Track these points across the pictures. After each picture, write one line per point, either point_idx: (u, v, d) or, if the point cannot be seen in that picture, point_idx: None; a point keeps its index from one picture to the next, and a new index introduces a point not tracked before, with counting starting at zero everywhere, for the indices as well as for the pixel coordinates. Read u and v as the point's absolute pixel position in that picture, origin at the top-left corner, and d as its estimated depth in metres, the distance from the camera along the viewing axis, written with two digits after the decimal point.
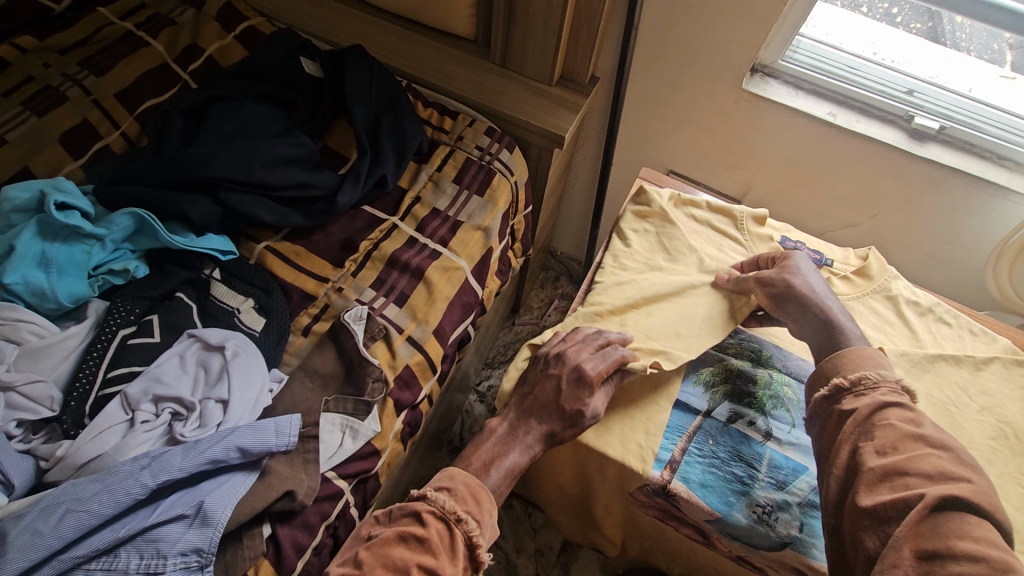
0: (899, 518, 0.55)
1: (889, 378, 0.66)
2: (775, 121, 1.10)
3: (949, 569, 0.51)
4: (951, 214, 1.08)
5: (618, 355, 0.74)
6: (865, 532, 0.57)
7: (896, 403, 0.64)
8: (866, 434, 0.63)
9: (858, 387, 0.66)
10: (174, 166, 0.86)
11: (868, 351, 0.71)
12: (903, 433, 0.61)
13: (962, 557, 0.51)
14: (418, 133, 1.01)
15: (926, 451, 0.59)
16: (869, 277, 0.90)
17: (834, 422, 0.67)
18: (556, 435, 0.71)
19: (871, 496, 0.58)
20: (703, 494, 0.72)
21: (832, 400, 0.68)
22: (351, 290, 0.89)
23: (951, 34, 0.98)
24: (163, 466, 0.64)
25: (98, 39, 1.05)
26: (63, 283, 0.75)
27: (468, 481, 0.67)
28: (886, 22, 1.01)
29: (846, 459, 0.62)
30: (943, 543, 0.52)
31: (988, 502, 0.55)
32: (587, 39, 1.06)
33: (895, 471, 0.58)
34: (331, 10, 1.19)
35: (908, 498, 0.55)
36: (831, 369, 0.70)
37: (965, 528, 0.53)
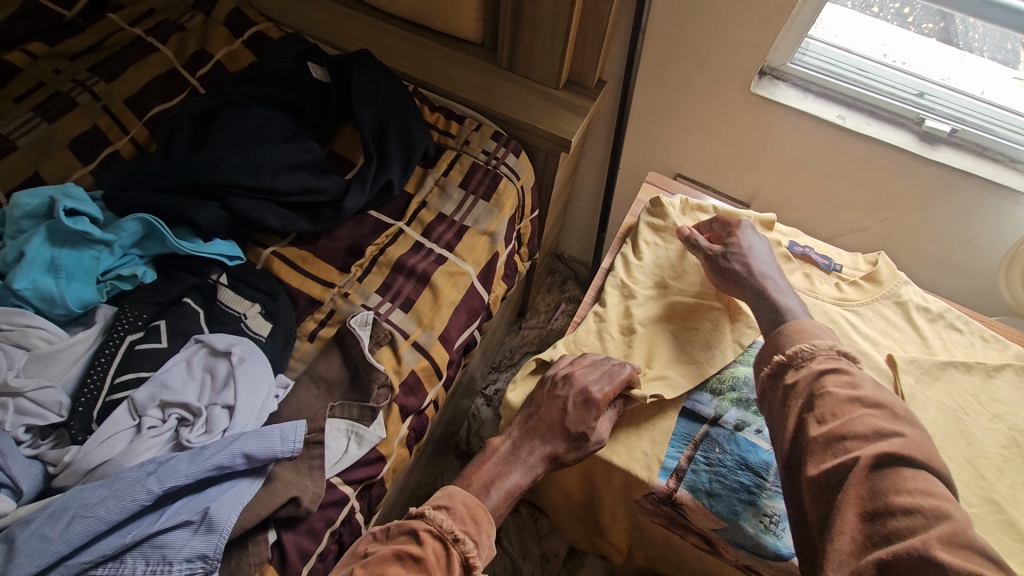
0: (843, 483, 0.56)
1: (822, 346, 0.67)
2: (783, 125, 1.09)
3: (889, 526, 0.52)
4: (964, 217, 1.06)
5: (624, 374, 0.74)
6: (812, 500, 0.58)
7: (832, 369, 0.65)
8: (808, 406, 0.63)
9: (796, 360, 0.67)
10: (182, 172, 0.86)
11: (807, 322, 0.72)
12: (839, 398, 0.61)
13: (899, 513, 0.53)
14: (424, 137, 1.01)
15: (863, 413, 0.60)
16: (879, 283, 0.88)
17: (779, 399, 0.67)
18: (561, 456, 0.70)
19: (817, 464, 0.59)
20: (709, 503, 0.71)
21: (776, 377, 0.68)
22: (357, 295, 0.89)
23: (963, 35, 0.96)
24: (170, 471, 0.64)
25: (108, 45, 1.06)
26: (71, 289, 0.76)
27: (469, 502, 0.65)
28: (897, 22, 1.00)
29: (792, 432, 0.63)
30: (882, 501, 0.54)
31: (921, 451, 0.56)
32: (594, 42, 1.05)
33: (835, 438, 0.59)
34: (338, 14, 1.20)
35: (845, 463, 0.57)
36: (772, 349, 0.70)
37: (903, 483, 0.54)
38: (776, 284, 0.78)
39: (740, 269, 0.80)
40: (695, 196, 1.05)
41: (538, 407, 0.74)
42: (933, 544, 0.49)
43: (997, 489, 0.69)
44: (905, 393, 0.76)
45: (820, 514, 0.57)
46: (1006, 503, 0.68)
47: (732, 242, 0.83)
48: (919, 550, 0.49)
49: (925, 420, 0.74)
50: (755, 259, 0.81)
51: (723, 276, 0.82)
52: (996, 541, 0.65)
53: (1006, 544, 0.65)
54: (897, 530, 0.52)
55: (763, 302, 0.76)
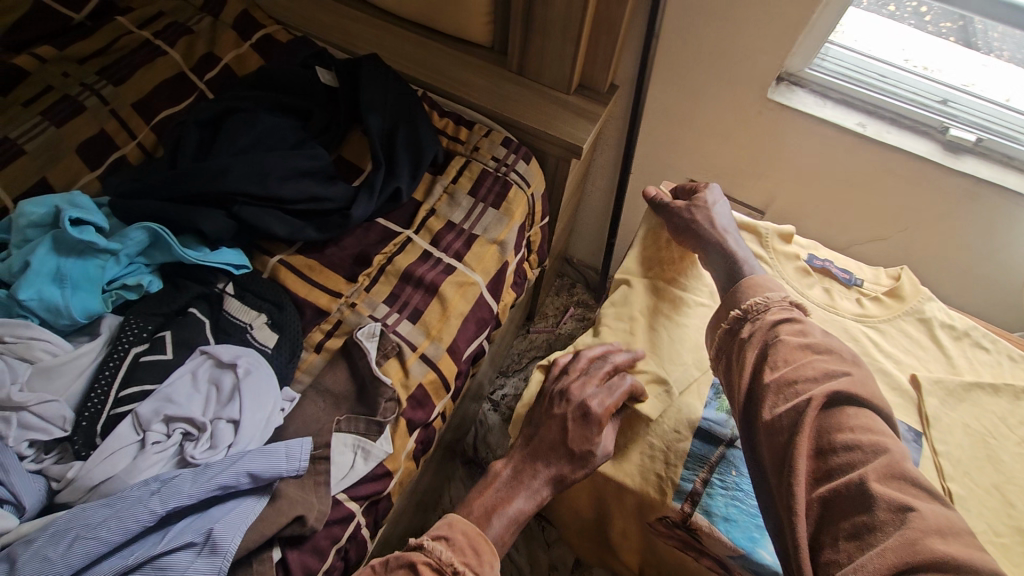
0: (796, 426, 0.57)
1: (776, 298, 0.68)
2: (801, 132, 1.06)
3: (831, 462, 0.55)
4: (990, 229, 1.03)
5: (624, 386, 0.74)
6: (765, 440, 0.59)
7: (785, 319, 0.66)
8: (762, 357, 0.64)
9: (752, 313, 0.68)
10: (188, 181, 0.85)
11: (761, 276, 0.74)
12: (792, 345, 0.63)
13: (841, 449, 0.55)
14: (433, 143, 0.99)
15: (813, 358, 0.62)
16: (902, 298, 0.85)
17: (735, 351, 0.69)
18: (567, 478, 0.69)
19: (772, 409, 0.59)
20: (725, 528, 0.69)
21: (733, 332, 0.70)
22: (364, 306, 0.87)
23: (982, 34, 0.94)
24: (173, 491, 0.63)
25: (116, 48, 1.05)
26: (77, 299, 0.75)
27: (469, 530, 0.63)
28: (914, 22, 0.97)
29: (747, 383, 0.64)
30: (826, 439, 0.57)
31: (866, 390, 0.59)
32: (607, 45, 1.03)
33: (786, 382, 0.60)
34: (348, 17, 1.18)
35: (798, 405, 0.58)
36: (729, 305, 0.72)
37: (845, 420, 0.57)
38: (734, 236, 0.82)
39: (704, 222, 0.83)
40: None
41: (540, 426, 0.73)
42: (871, 477, 0.52)
43: None
44: (930, 416, 0.73)
45: (776, 457, 0.58)
46: None
47: (696, 197, 0.87)
48: (858, 483, 0.52)
49: (950, 444, 0.72)
50: (717, 214, 0.84)
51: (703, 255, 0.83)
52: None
53: None
54: (839, 466, 0.55)
55: (726, 264, 0.78)
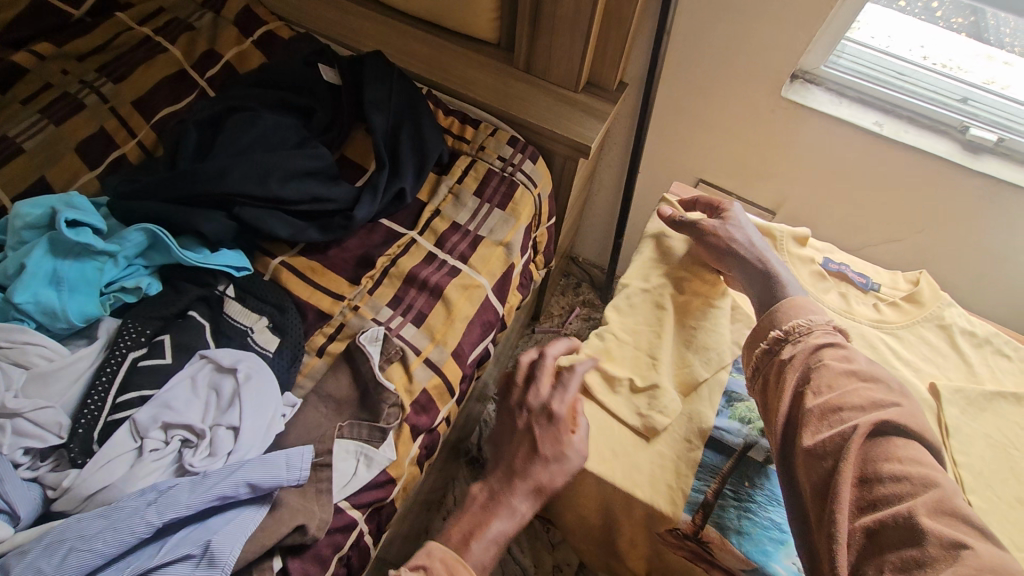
0: (839, 454, 0.56)
1: (819, 321, 0.68)
2: (816, 132, 1.03)
3: (876, 492, 0.54)
4: (1008, 232, 1.00)
5: (575, 374, 0.73)
6: (803, 467, 0.59)
7: (829, 343, 0.65)
8: (805, 379, 0.63)
9: (794, 335, 0.67)
10: (188, 181, 0.83)
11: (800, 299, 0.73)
12: (836, 370, 0.62)
13: (888, 480, 0.54)
14: (438, 142, 0.97)
15: (859, 386, 0.61)
16: (921, 304, 0.83)
17: (774, 373, 0.67)
18: (544, 485, 0.66)
19: (813, 434, 0.59)
20: (739, 542, 0.67)
21: (772, 354, 0.69)
22: (367, 309, 0.85)
23: (993, 30, 0.90)
24: (170, 502, 0.61)
25: (115, 45, 1.03)
26: (73, 302, 0.73)
27: (447, 557, 0.60)
28: (925, 18, 0.94)
29: (788, 406, 0.63)
30: (871, 467, 0.55)
31: (915, 422, 0.58)
32: (616, 43, 1.00)
33: (831, 408, 0.59)
34: (352, 13, 1.16)
35: (843, 432, 0.57)
36: (767, 325, 0.71)
37: (892, 450, 0.55)
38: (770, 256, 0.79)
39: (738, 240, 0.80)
40: None
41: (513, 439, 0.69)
42: (920, 510, 0.50)
43: None
44: (949, 427, 0.71)
45: (815, 482, 0.57)
46: None
47: (727, 214, 0.84)
48: (906, 516, 0.50)
49: (972, 455, 0.70)
50: (751, 232, 0.81)
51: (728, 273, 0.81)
52: None
53: None
54: (884, 496, 0.53)
55: (759, 283, 0.76)
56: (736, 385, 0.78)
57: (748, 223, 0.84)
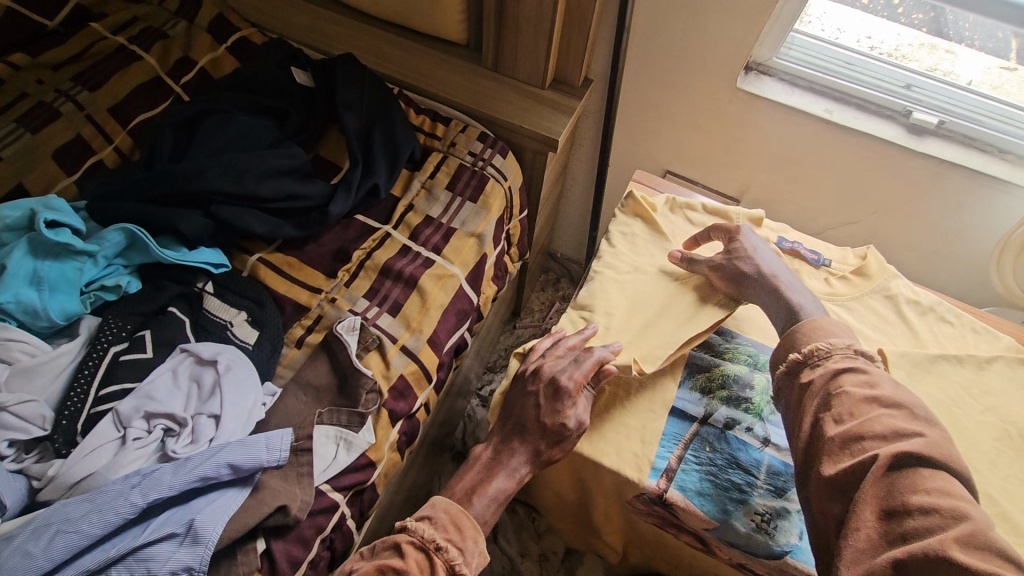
0: (861, 481, 0.55)
1: (839, 345, 0.66)
2: (772, 121, 1.08)
3: (906, 525, 0.51)
4: (955, 209, 1.06)
5: (592, 359, 0.75)
6: (825, 496, 0.58)
7: (849, 368, 0.64)
8: (824, 403, 0.62)
9: (813, 359, 0.67)
10: (166, 182, 0.86)
11: (823, 319, 0.72)
12: (857, 398, 0.61)
13: (917, 512, 0.51)
14: (410, 139, 1.00)
15: (881, 413, 0.59)
16: (868, 276, 0.88)
17: (794, 396, 0.67)
18: (543, 453, 0.72)
19: (833, 464, 0.58)
20: (700, 502, 0.72)
21: (792, 376, 0.68)
22: (344, 300, 0.88)
23: (953, 24, 0.95)
24: (153, 484, 0.64)
25: (90, 54, 1.06)
26: (55, 301, 0.75)
27: (451, 508, 0.68)
28: (886, 14, 0.99)
29: (807, 428, 0.62)
30: (899, 499, 0.53)
31: (943, 453, 0.55)
32: (579, 41, 1.05)
33: (853, 437, 0.58)
34: (322, 18, 1.19)
35: (864, 461, 0.56)
36: (787, 346, 0.70)
37: (919, 482, 0.53)
38: (789, 283, 0.77)
39: (749, 270, 0.79)
40: (684, 195, 1.06)
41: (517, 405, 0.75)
42: (952, 545, 0.48)
43: (990, 482, 0.70)
44: None
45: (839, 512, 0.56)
46: (1000, 497, 0.68)
47: (735, 245, 0.83)
48: (936, 550, 0.48)
49: None
50: (762, 259, 0.80)
51: (732, 278, 0.81)
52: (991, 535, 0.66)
53: (1006, 538, 0.65)
54: (913, 529, 0.51)
55: (777, 302, 0.76)
56: (698, 356, 0.82)
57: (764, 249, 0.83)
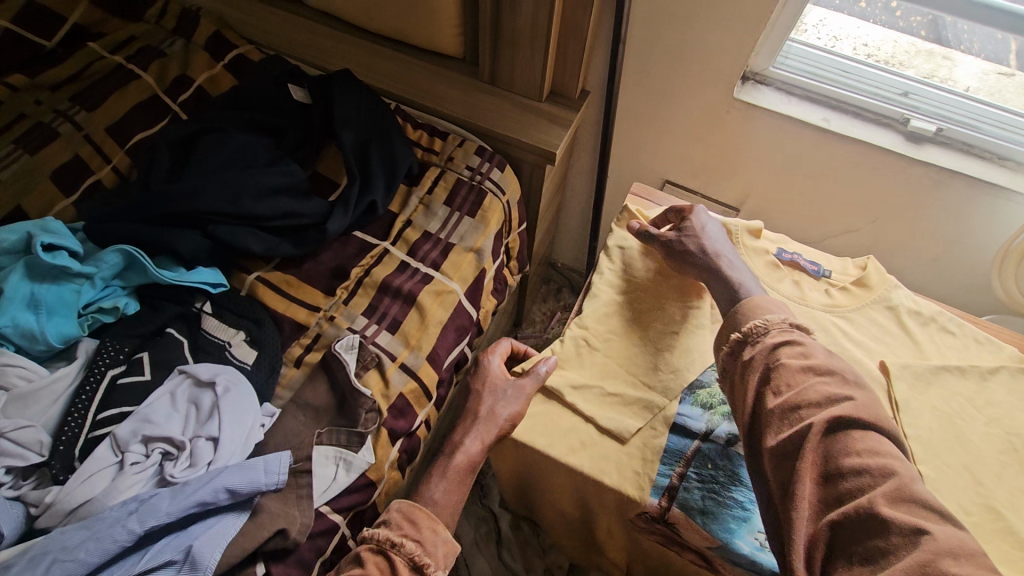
0: (799, 451, 0.58)
1: (774, 320, 0.70)
2: (769, 131, 1.08)
3: (840, 486, 0.55)
4: (956, 216, 1.05)
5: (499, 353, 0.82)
6: (772, 467, 0.60)
7: (785, 341, 0.67)
8: (764, 378, 0.65)
9: (752, 336, 0.70)
10: (163, 202, 0.86)
11: (760, 297, 0.75)
12: (794, 368, 0.64)
13: (850, 474, 0.55)
14: (407, 155, 1.00)
15: (815, 381, 0.62)
16: (869, 287, 0.87)
17: (738, 374, 0.69)
18: None
19: (776, 434, 0.60)
20: (703, 521, 0.71)
21: (734, 355, 0.71)
22: (343, 318, 0.88)
23: (952, 27, 0.94)
24: (151, 510, 0.64)
25: (88, 74, 1.06)
26: (52, 324, 0.75)
27: (402, 507, 0.68)
28: (885, 19, 0.99)
29: (750, 405, 0.65)
30: (833, 463, 0.57)
31: (870, 414, 0.59)
32: (576, 52, 1.04)
33: (790, 408, 0.60)
34: (320, 34, 1.19)
35: (801, 430, 0.59)
36: (729, 326, 0.73)
37: (851, 444, 0.57)
38: (730, 262, 0.81)
39: (695, 251, 0.84)
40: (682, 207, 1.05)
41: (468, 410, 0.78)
42: (880, 501, 0.52)
43: (996, 496, 0.69)
44: (900, 401, 0.76)
45: (781, 480, 0.58)
46: (1006, 510, 0.68)
47: (686, 223, 0.86)
48: (866, 508, 0.52)
49: (921, 428, 0.74)
50: (708, 238, 0.84)
51: (682, 261, 0.85)
52: (995, 549, 0.66)
53: (1010, 552, 0.65)
54: (848, 490, 0.55)
55: (718, 280, 0.79)
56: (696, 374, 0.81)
57: (714, 231, 0.86)
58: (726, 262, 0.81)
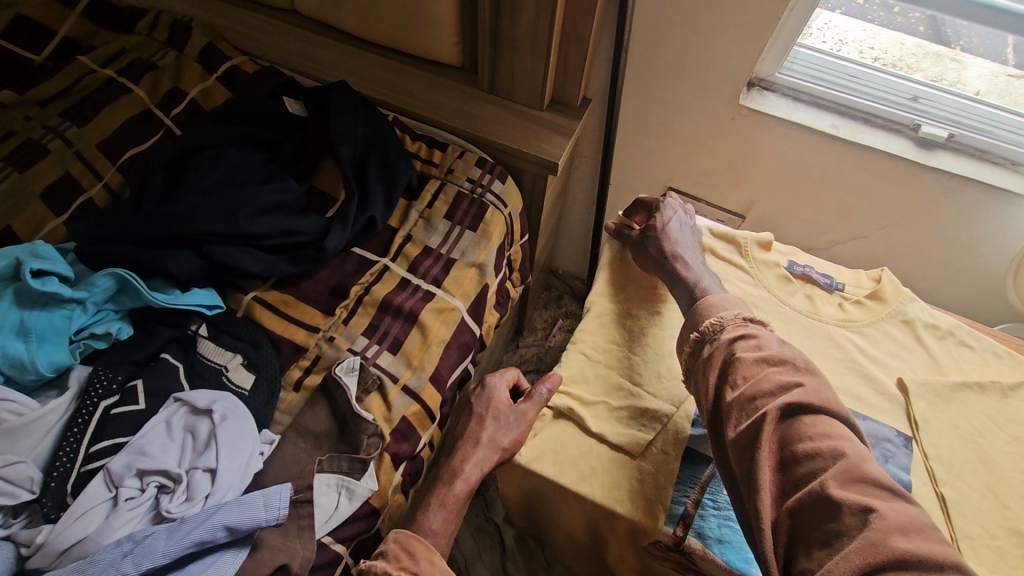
0: (756, 440, 0.58)
1: (728, 316, 0.71)
2: (776, 139, 1.06)
3: (798, 470, 0.56)
4: (969, 224, 1.03)
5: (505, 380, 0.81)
6: (734, 456, 0.60)
7: (739, 336, 0.68)
8: (722, 373, 0.66)
9: (709, 334, 0.71)
10: (156, 223, 0.83)
11: (716, 296, 0.76)
12: (748, 361, 0.64)
13: (804, 458, 0.56)
14: (406, 167, 0.98)
15: (769, 371, 0.63)
16: (883, 300, 0.85)
17: (700, 371, 0.70)
18: None
19: (735, 426, 0.61)
20: (720, 550, 0.68)
21: (696, 354, 0.71)
22: (343, 339, 0.85)
23: (952, 23, 0.93)
24: (146, 552, 0.62)
25: (78, 89, 1.04)
26: (42, 352, 0.73)
27: (400, 537, 0.65)
28: (882, 17, 0.97)
29: (712, 401, 0.66)
30: (789, 449, 0.58)
31: (819, 396, 0.60)
32: (577, 58, 1.02)
33: (747, 399, 0.61)
34: (315, 43, 1.17)
35: (757, 420, 0.59)
36: (689, 328, 0.74)
37: (803, 430, 0.58)
38: (688, 260, 0.84)
39: (657, 249, 0.86)
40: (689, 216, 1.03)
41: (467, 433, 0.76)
42: (831, 483, 0.53)
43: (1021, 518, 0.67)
44: (919, 420, 0.74)
45: (743, 469, 0.58)
46: None
47: (652, 220, 0.88)
48: (818, 490, 0.53)
49: (941, 448, 0.72)
50: (671, 236, 0.86)
51: (651, 258, 0.87)
52: None
53: None
54: (803, 474, 0.56)
55: (676, 279, 0.82)
56: None
57: (680, 227, 0.88)
58: (685, 260, 0.83)
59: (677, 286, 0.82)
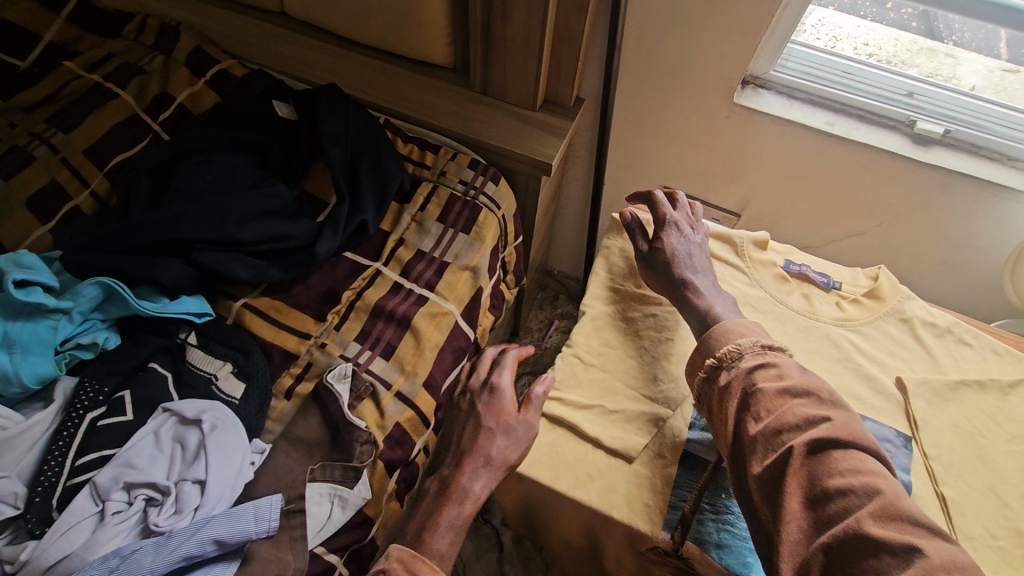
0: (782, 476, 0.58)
1: (747, 344, 0.69)
2: (771, 137, 1.05)
3: (830, 507, 0.55)
4: (965, 220, 1.02)
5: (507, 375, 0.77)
6: (759, 492, 0.60)
7: (760, 364, 0.67)
8: (743, 406, 0.65)
9: (727, 361, 0.69)
10: (143, 229, 0.82)
11: (733, 321, 0.73)
12: (771, 393, 0.64)
13: (836, 494, 0.55)
14: (397, 170, 0.97)
15: (794, 404, 0.62)
16: (881, 299, 0.84)
17: (717, 401, 0.69)
18: None
19: (761, 462, 0.61)
20: (720, 556, 0.68)
21: (712, 382, 0.70)
22: (335, 345, 0.84)
23: (944, 18, 0.92)
24: (133, 568, 0.61)
25: (64, 95, 1.02)
26: (27, 364, 0.71)
27: (403, 555, 0.62)
28: (876, 13, 0.96)
29: (732, 432, 0.65)
30: (819, 485, 0.56)
31: (848, 431, 0.59)
32: (570, 58, 1.01)
33: (773, 433, 0.60)
34: (304, 45, 1.16)
35: (783, 455, 0.59)
36: (703, 354, 0.72)
37: (835, 465, 0.57)
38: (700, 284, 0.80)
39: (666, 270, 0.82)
40: None
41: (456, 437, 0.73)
42: (867, 521, 0.52)
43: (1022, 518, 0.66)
44: (919, 420, 0.73)
45: (771, 507, 0.58)
46: None
47: (659, 240, 0.84)
48: (853, 527, 0.52)
49: (941, 447, 0.71)
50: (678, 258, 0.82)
51: (657, 278, 0.83)
52: None
53: None
54: (837, 512, 0.54)
55: (688, 304, 0.78)
56: None
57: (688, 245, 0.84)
58: (697, 283, 0.79)
59: (673, 288, 0.81)
